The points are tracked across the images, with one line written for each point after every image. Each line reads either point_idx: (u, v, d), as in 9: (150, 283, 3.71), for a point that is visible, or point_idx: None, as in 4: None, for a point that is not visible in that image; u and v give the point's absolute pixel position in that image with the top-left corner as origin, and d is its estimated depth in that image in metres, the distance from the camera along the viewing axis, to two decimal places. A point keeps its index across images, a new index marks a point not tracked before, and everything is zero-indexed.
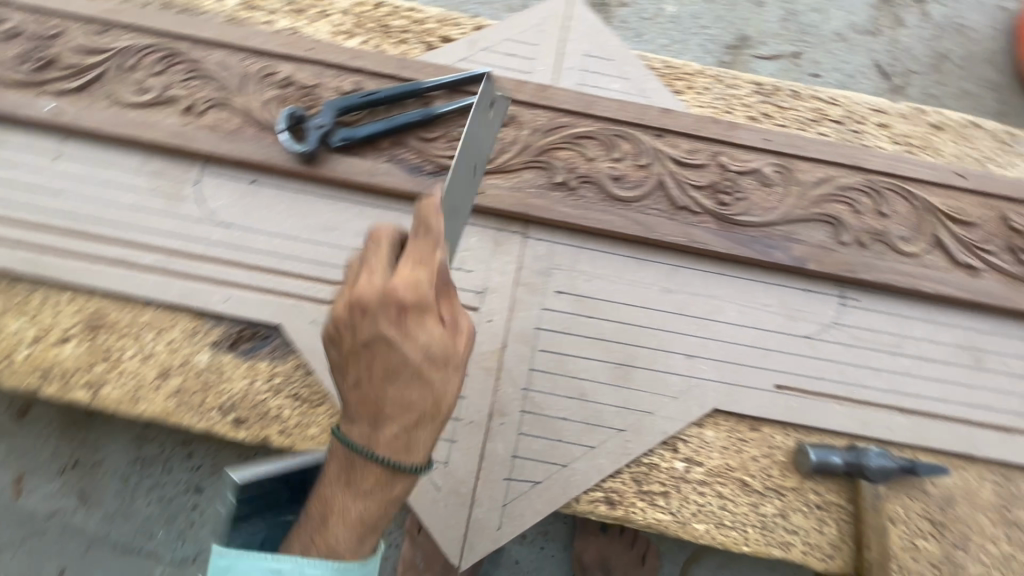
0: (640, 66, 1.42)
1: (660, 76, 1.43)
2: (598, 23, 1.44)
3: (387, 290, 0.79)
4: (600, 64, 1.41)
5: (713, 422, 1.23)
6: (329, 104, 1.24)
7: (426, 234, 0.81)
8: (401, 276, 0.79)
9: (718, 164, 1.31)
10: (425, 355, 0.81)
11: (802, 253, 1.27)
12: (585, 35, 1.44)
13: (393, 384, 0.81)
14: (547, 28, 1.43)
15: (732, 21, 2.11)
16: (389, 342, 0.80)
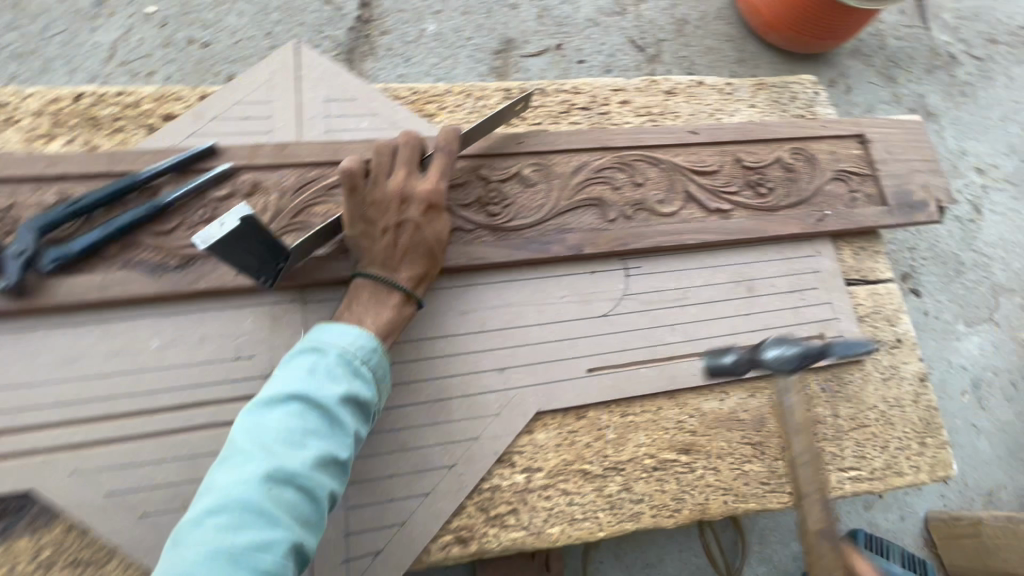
0: (386, 98, 1.40)
1: (409, 104, 1.45)
2: (332, 64, 1.40)
3: (421, 187, 1.20)
4: (344, 107, 1.37)
5: (541, 425, 1.25)
6: (27, 226, 1.09)
7: (408, 158, 1.22)
8: (427, 183, 1.21)
9: (480, 177, 1.33)
10: (438, 235, 1.20)
11: (577, 240, 1.33)
12: (321, 80, 1.38)
13: (411, 238, 1.18)
14: (278, 82, 1.36)
15: (493, 27, 2.18)
16: (415, 223, 1.18)
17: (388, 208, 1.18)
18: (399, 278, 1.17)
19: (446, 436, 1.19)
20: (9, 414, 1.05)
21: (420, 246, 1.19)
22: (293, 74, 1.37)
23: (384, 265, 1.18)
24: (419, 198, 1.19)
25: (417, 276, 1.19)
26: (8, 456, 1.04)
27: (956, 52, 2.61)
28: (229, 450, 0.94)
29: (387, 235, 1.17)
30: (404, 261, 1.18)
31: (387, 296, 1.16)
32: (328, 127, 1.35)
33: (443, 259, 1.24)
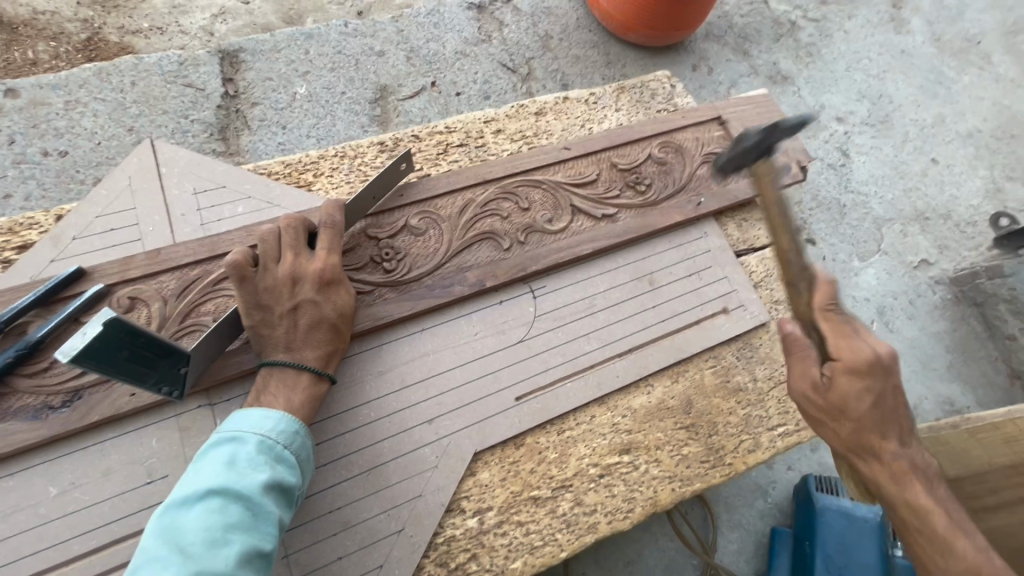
0: (258, 179, 1.38)
1: (285, 179, 1.44)
2: (194, 155, 1.37)
3: (311, 268, 1.19)
4: (215, 196, 1.34)
5: (482, 464, 1.26)
6: None
7: (298, 242, 1.21)
8: (317, 262, 1.20)
9: (368, 237, 1.34)
10: (340, 308, 1.19)
11: (477, 276, 1.36)
12: (185, 174, 1.35)
13: (311, 317, 1.16)
14: (138, 186, 1.31)
15: (365, 77, 2.20)
16: (314, 301, 1.17)
17: (281, 292, 1.16)
18: (305, 359, 1.14)
19: (389, 501, 1.17)
20: None
21: (322, 322, 1.17)
22: (155, 174, 1.33)
23: (287, 347, 1.14)
24: (312, 277, 1.18)
25: (325, 353, 1.16)
26: None
27: (795, 18, 2.87)
28: (141, 560, 0.87)
29: (286, 317, 1.15)
30: (308, 341, 1.15)
31: (296, 380, 1.13)
32: (201, 221, 1.31)
33: (350, 329, 1.22)
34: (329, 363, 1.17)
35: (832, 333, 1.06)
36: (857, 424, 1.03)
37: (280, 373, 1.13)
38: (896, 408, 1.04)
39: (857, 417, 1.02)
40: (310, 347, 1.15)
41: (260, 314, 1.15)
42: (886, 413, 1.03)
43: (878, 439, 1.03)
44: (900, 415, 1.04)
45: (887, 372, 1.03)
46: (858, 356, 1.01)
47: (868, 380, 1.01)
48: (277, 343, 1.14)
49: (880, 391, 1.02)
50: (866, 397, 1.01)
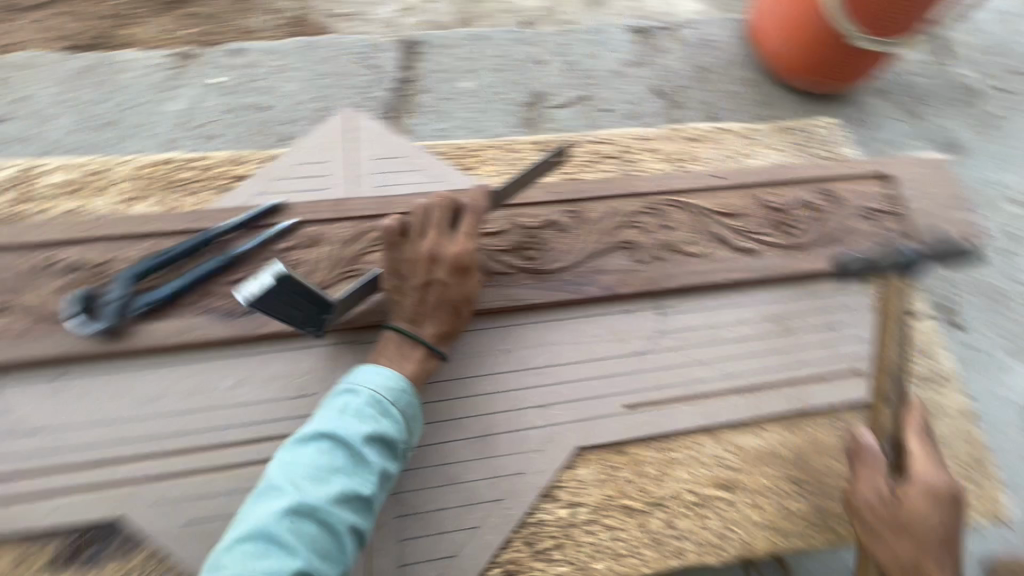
0: (429, 158, 1.53)
1: (451, 160, 1.57)
2: (381, 128, 1.55)
3: (448, 255, 1.29)
4: (392, 164, 1.51)
5: (582, 460, 1.28)
6: (119, 278, 1.24)
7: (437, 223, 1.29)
8: (457, 248, 1.29)
9: (517, 225, 1.43)
10: (463, 295, 1.29)
11: (610, 281, 1.40)
12: (372, 141, 1.53)
13: (440, 299, 1.24)
14: (335, 145, 1.52)
15: (523, 83, 2.33)
16: (446, 283, 1.25)
17: (421, 266, 1.26)
18: (425, 335, 1.25)
19: (493, 470, 1.23)
20: (104, 447, 1.17)
21: (447, 305, 1.29)
22: (348, 139, 1.53)
23: (414, 318, 1.27)
24: (449, 261, 1.26)
25: (444, 332, 1.29)
26: (99, 486, 1.16)
27: (979, 86, 2.64)
28: (264, 484, 1.02)
29: (418, 291, 1.25)
30: (434, 317, 1.29)
31: (414, 350, 1.27)
32: (377, 183, 1.48)
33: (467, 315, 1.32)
34: (442, 343, 1.28)
35: (917, 454, 1.21)
36: (916, 542, 1.12)
37: (405, 338, 1.25)
38: (953, 549, 1.13)
39: (915, 534, 1.13)
40: (431, 325, 1.28)
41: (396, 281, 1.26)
42: (945, 547, 1.12)
43: (933, 565, 1.10)
44: (957, 559, 1.12)
45: (954, 508, 1.15)
46: (934, 480, 1.17)
47: (936, 505, 1.15)
48: (407, 312, 1.27)
49: (946, 523, 1.14)
50: (934, 514, 1.12)
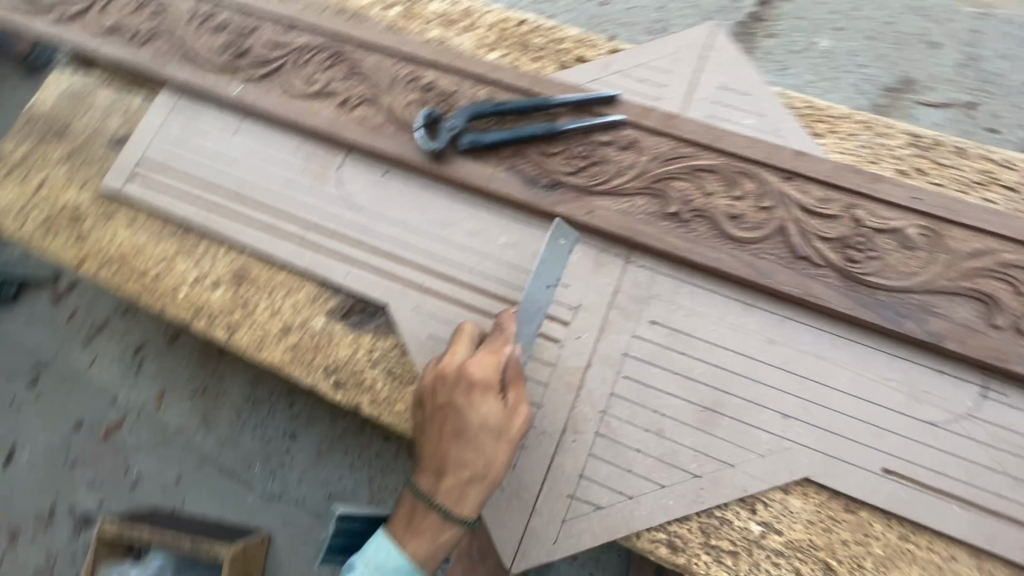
0: (780, 104, 1.32)
1: (799, 117, 1.35)
2: (741, 54, 1.37)
3: (466, 367, 1.08)
4: (734, 99, 1.34)
5: (801, 491, 1.14)
6: (462, 110, 1.34)
7: (501, 331, 1.11)
8: (479, 362, 1.08)
9: (853, 217, 1.19)
10: (483, 423, 1.05)
11: (939, 328, 1.12)
12: (724, 67, 1.37)
13: (456, 444, 1.05)
14: (684, 57, 1.39)
15: (897, 61, 1.87)
16: (459, 409, 1.06)
17: (432, 391, 1.09)
18: (470, 461, 1.04)
19: (704, 446, 1.16)
20: (396, 245, 1.34)
21: (482, 438, 1.04)
22: (701, 54, 1.39)
23: (439, 451, 1.06)
24: (465, 374, 1.07)
25: (466, 473, 1.04)
26: (382, 273, 1.33)
27: None
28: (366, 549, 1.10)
29: (431, 416, 1.09)
30: (459, 448, 1.05)
31: (423, 514, 1.06)
32: (711, 112, 1.34)
33: (479, 470, 1.04)
34: (463, 499, 1.04)
35: None
36: None
37: (416, 505, 1.07)
38: None
39: None
40: (476, 450, 1.04)
41: (418, 413, 1.12)
42: None
43: None
44: None
45: None
46: None
47: None
48: (439, 452, 1.06)
49: None
50: None
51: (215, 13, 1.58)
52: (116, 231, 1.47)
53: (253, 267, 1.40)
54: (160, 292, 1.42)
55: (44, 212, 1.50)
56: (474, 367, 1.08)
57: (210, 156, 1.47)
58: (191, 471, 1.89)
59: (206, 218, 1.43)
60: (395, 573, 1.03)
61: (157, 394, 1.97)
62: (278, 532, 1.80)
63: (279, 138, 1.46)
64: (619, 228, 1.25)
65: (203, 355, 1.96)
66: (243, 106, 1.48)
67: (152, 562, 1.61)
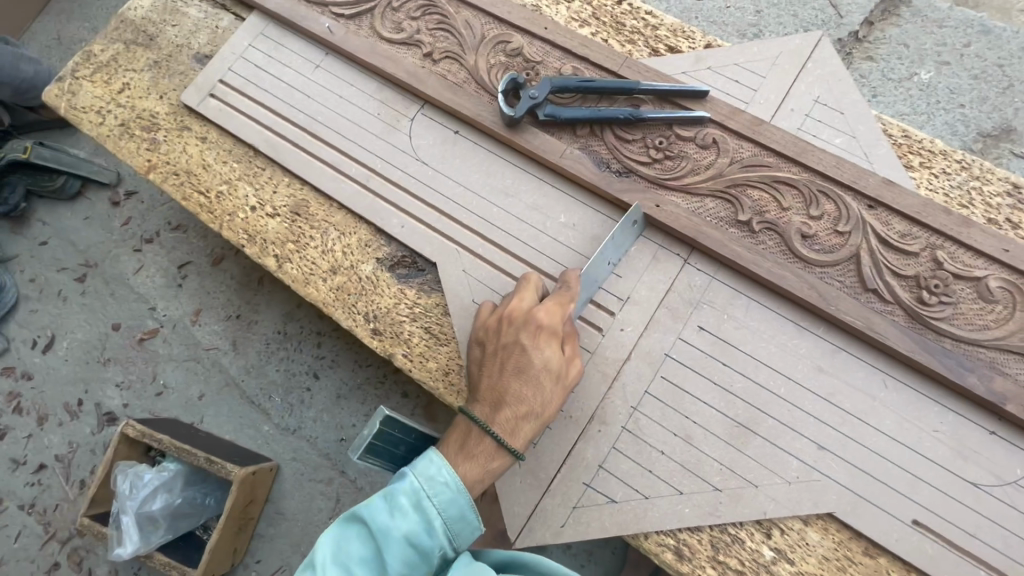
0: (876, 129, 1.26)
1: (894, 145, 1.28)
2: (844, 71, 1.31)
3: (532, 312, 1.09)
4: (828, 115, 1.29)
5: (821, 525, 1.09)
6: (547, 81, 1.31)
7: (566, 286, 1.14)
8: (545, 307, 1.09)
9: (932, 257, 1.14)
10: (545, 366, 1.04)
11: (1005, 389, 1.05)
12: (824, 80, 1.31)
13: (518, 379, 1.04)
14: (783, 64, 1.33)
15: (1000, 106, 1.76)
16: (523, 347, 1.05)
17: (496, 331, 1.10)
18: (528, 395, 1.03)
19: (730, 461, 1.11)
20: (454, 205, 1.33)
21: (544, 377, 1.04)
22: (800, 63, 1.33)
23: (499, 386, 1.05)
24: (530, 317, 1.08)
25: (523, 409, 1.03)
26: (436, 230, 1.33)
27: None
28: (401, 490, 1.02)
29: (492, 353, 1.09)
30: (520, 384, 1.04)
31: (478, 439, 1.02)
32: (801, 125, 1.29)
33: (534, 408, 1.03)
34: (517, 434, 1.02)
35: None
36: None
37: (469, 430, 1.03)
38: None
39: None
40: (536, 388, 1.03)
41: (477, 351, 1.13)
42: None
43: None
44: None
45: None
46: None
47: None
48: (498, 386, 1.05)
49: None
50: None
51: None
52: (186, 144, 1.48)
53: (311, 203, 1.41)
54: (219, 210, 1.43)
55: (122, 114, 1.54)
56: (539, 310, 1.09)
57: (288, 86, 1.48)
58: (213, 391, 1.92)
59: (273, 147, 1.44)
60: (449, 488, 0.95)
61: (194, 311, 2.01)
62: (285, 465, 1.82)
63: (358, 79, 1.46)
64: (684, 226, 1.22)
65: (243, 282, 2.00)
66: (328, 42, 1.48)
67: (166, 467, 1.65)
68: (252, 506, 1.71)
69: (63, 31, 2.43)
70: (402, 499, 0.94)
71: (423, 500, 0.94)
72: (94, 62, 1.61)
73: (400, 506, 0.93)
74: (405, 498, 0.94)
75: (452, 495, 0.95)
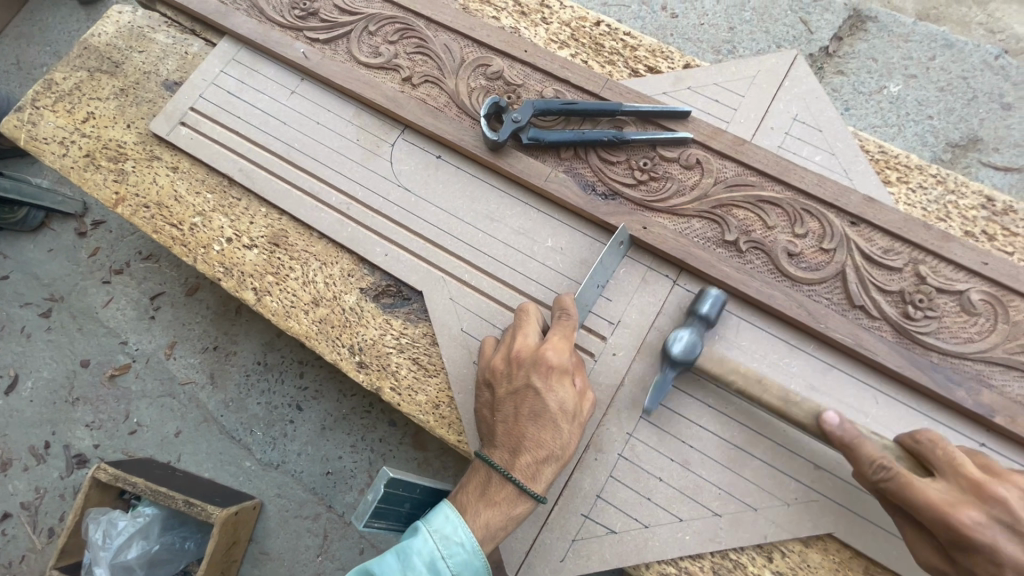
0: (855, 145, 1.28)
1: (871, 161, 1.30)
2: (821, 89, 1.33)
3: (539, 351, 1.05)
4: (807, 132, 1.30)
5: (821, 546, 1.08)
6: (529, 104, 1.30)
7: (568, 319, 1.10)
8: (552, 345, 1.06)
9: (915, 272, 1.16)
10: (561, 407, 1.01)
11: (991, 401, 1.07)
12: (801, 98, 1.33)
13: (534, 422, 1.01)
14: (760, 83, 1.35)
15: (966, 117, 1.82)
16: (536, 390, 1.02)
17: (506, 372, 1.06)
18: (547, 438, 1.00)
19: (728, 485, 1.10)
20: (438, 232, 1.30)
21: (560, 419, 1.01)
22: (779, 83, 1.35)
23: (516, 430, 1.01)
24: (539, 356, 1.04)
25: (543, 454, 0.99)
26: (420, 258, 1.30)
27: None
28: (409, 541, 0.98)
29: (504, 396, 1.05)
30: (536, 428, 1.00)
31: (498, 487, 0.98)
32: (781, 143, 1.30)
33: (555, 451, 1.00)
34: (539, 478, 0.99)
35: None
36: None
37: (488, 477, 1.00)
38: None
39: None
40: (554, 431, 1.00)
41: (487, 393, 1.09)
42: None
43: None
44: None
45: None
46: None
47: None
48: (514, 431, 1.01)
49: None
50: None
51: None
52: (157, 175, 1.43)
53: (289, 233, 1.36)
54: (193, 243, 1.37)
55: (87, 144, 1.47)
56: (547, 348, 1.05)
57: (262, 113, 1.44)
58: (190, 426, 1.84)
59: (248, 176, 1.40)
60: (466, 549, 0.93)
61: (168, 344, 1.93)
62: (269, 502, 1.75)
63: (335, 104, 1.43)
64: (672, 247, 1.21)
65: (219, 312, 1.92)
66: (303, 67, 1.45)
67: (141, 512, 1.57)
68: (236, 545, 1.63)
69: (22, 55, 2.34)
70: (415, 560, 0.92)
71: (437, 561, 0.92)
72: (55, 91, 1.54)
73: (413, 567, 0.91)
74: (419, 558, 0.92)
75: (466, 556, 0.93)
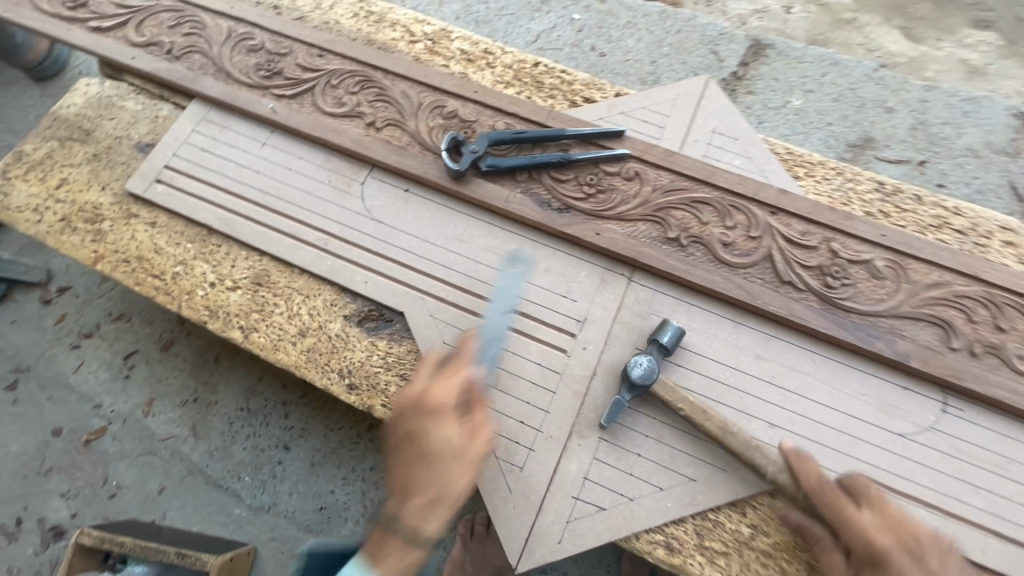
0: (766, 149, 1.50)
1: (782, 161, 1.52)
2: (731, 105, 1.55)
3: (422, 400, 1.15)
4: (725, 141, 1.51)
5: (786, 496, 1.21)
6: (484, 136, 1.46)
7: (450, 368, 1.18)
8: (431, 394, 1.15)
9: (829, 249, 1.35)
10: (443, 454, 1.11)
11: (905, 349, 1.25)
12: (716, 113, 1.55)
13: (416, 475, 1.12)
14: (681, 103, 1.56)
15: (858, 122, 2.11)
16: (416, 441, 1.13)
17: (398, 422, 1.17)
18: (443, 485, 1.10)
19: (700, 451, 1.22)
20: (413, 256, 1.42)
21: (441, 463, 1.11)
22: (697, 104, 1.57)
23: (405, 477, 1.12)
24: (422, 409, 1.15)
25: (428, 499, 1.10)
26: (399, 282, 1.40)
27: None
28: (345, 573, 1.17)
29: (397, 448, 1.16)
30: (443, 456, 1.11)
31: (390, 541, 1.11)
32: (705, 152, 1.50)
33: (438, 496, 1.10)
34: (427, 520, 1.10)
35: None
36: None
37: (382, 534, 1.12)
38: None
39: None
40: (437, 478, 1.10)
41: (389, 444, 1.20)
42: None
43: None
44: None
45: None
46: None
47: None
48: (404, 476, 1.13)
49: None
50: None
51: (250, 35, 1.69)
52: (135, 231, 1.49)
53: (271, 272, 1.44)
54: (177, 291, 1.44)
55: (63, 209, 1.53)
56: (427, 400, 1.15)
57: (236, 164, 1.54)
58: (175, 481, 1.83)
59: (227, 223, 1.48)
60: None
61: (146, 401, 1.92)
62: (262, 547, 1.74)
63: (305, 152, 1.55)
64: (623, 248, 1.37)
65: (197, 363, 1.94)
66: (272, 120, 1.57)
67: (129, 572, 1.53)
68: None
69: None
70: None
71: None
72: (26, 162, 1.60)
73: None
74: None
75: None
